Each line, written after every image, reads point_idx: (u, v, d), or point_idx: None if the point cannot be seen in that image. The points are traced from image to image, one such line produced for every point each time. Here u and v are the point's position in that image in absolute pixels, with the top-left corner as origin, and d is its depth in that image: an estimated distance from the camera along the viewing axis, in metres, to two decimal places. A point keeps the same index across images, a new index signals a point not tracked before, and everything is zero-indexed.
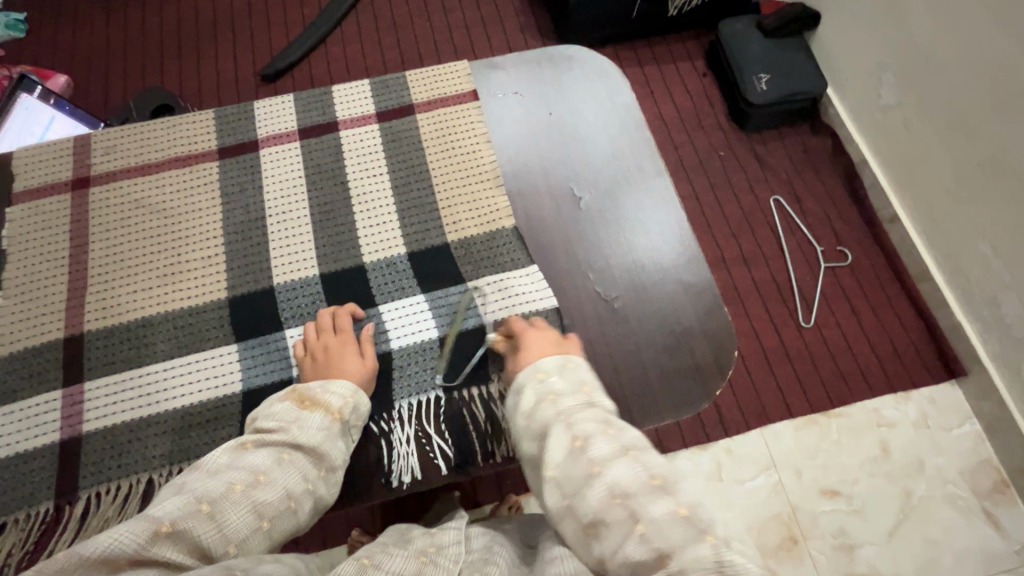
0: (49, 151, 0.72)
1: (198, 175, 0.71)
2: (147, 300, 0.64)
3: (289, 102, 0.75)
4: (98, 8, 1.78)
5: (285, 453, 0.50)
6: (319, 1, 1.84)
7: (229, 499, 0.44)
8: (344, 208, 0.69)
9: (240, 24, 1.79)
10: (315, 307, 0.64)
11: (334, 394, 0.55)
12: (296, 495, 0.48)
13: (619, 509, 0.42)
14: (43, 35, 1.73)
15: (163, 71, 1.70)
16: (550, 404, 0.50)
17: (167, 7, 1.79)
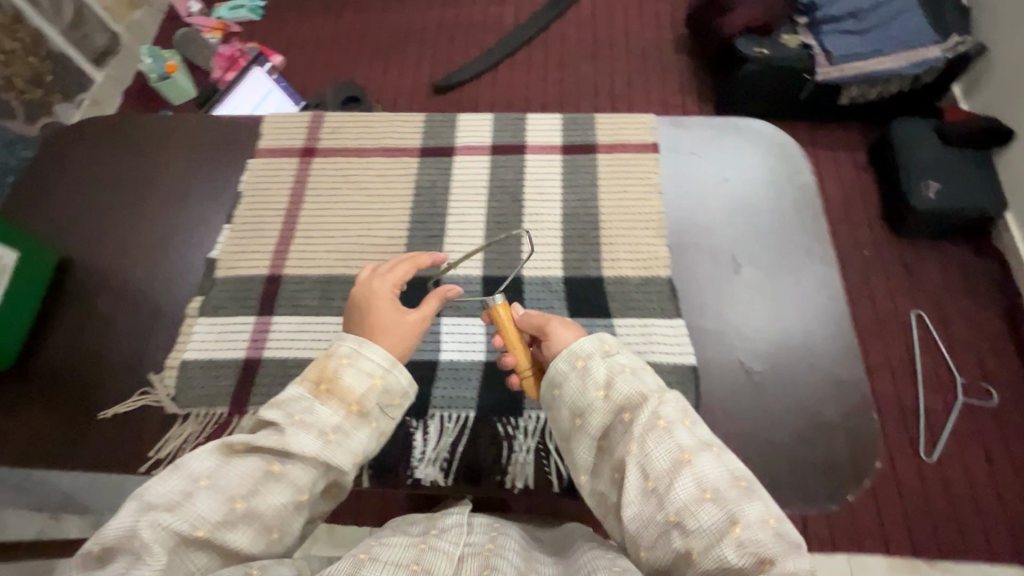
0: (291, 120, 0.87)
1: (400, 166, 0.81)
2: (337, 262, 0.74)
3: (488, 120, 0.84)
4: (318, 6, 2.08)
5: (276, 463, 0.49)
6: (499, 31, 2.01)
7: (212, 532, 0.45)
8: (516, 224, 0.76)
9: (427, 40, 2.00)
10: (471, 303, 0.70)
11: (368, 368, 0.54)
12: (300, 502, 0.50)
13: (712, 506, 0.46)
14: (272, 20, 2.04)
15: (355, 68, 1.95)
16: (632, 377, 0.53)
17: (373, 16, 2.06)
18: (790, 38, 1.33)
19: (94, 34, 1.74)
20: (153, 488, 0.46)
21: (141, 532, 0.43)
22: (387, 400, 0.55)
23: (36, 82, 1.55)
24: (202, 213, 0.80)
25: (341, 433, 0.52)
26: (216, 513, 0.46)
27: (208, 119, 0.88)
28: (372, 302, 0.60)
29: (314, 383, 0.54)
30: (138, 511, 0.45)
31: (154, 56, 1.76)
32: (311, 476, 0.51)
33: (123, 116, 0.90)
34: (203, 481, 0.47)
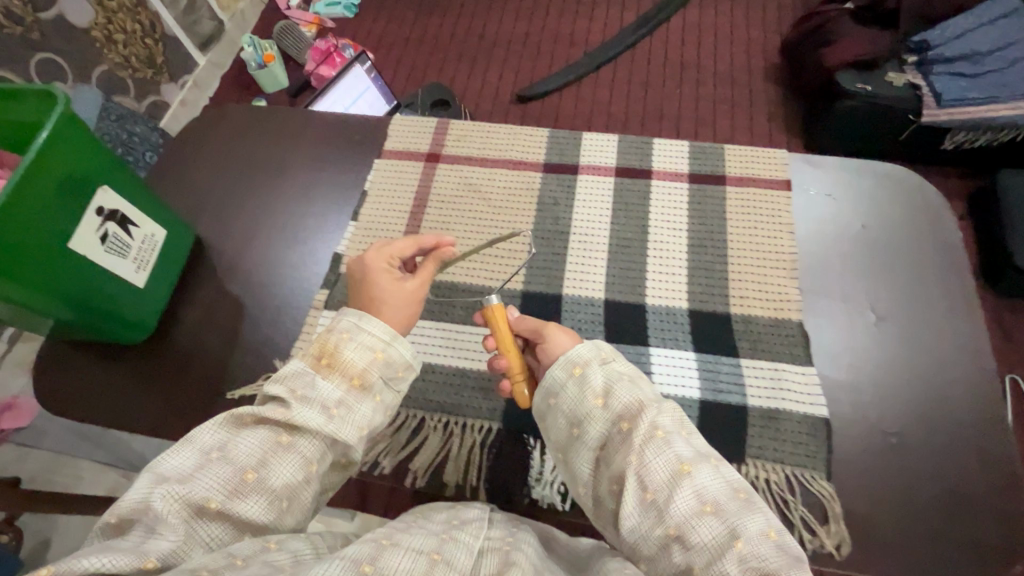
0: (417, 125, 0.88)
1: (523, 179, 0.82)
2: (457, 269, 0.75)
3: (612, 140, 0.84)
4: (408, 8, 2.09)
5: (283, 435, 0.50)
6: (587, 45, 1.93)
7: (223, 503, 0.46)
8: (639, 249, 0.75)
9: (512, 49, 1.98)
10: (592, 326, 0.70)
11: (367, 343, 0.55)
12: (310, 472, 0.50)
13: (712, 520, 0.46)
14: (366, 18, 2.08)
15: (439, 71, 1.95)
16: (629, 385, 0.54)
17: (461, 20, 2.06)
18: (896, 76, 1.28)
19: (202, 21, 1.74)
20: (167, 461, 0.47)
21: (155, 504, 0.44)
22: (389, 372, 0.55)
23: (148, 62, 1.57)
24: (321, 209, 0.83)
25: (346, 407, 0.52)
26: (226, 485, 0.47)
27: (337, 118, 0.91)
28: (373, 271, 0.61)
29: (316, 357, 0.54)
30: (152, 482, 0.46)
31: (253, 44, 1.76)
32: (318, 448, 0.51)
33: (253, 108, 0.94)
34: (214, 453, 0.49)
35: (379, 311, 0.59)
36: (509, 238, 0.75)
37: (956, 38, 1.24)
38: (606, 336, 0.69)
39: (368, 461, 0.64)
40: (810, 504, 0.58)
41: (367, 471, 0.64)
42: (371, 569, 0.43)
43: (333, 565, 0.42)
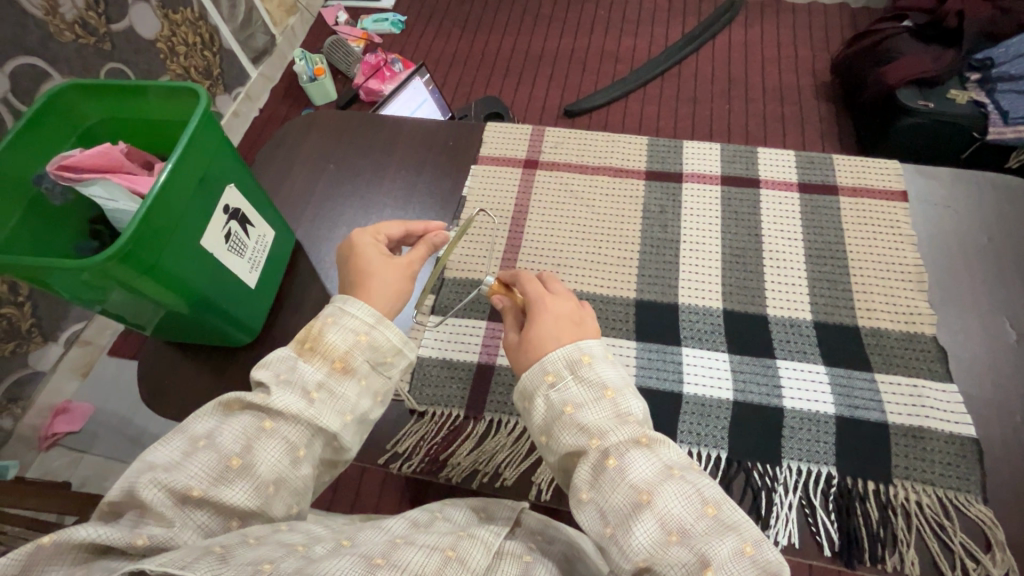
0: (512, 132, 0.88)
1: (627, 186, 0.80)
2: (567, 275, 0.73)
3: (716, 150, 0.83)
4: (455, 23, 1.98)
5: (267, 421, 0.47)
6: (635, 60, 1.80)
7: (209, 491, 0.43)
8: (755, 259, 0.73)
9: (561, 64, 1.83)
10: (713, 335, 0.67)
11: (353, 325, 0.53)
12: (296, 458, 0.47)
13: (680, 550, 0.42)
14: (413, 34, 1.97)
15: (487, 86, 1.82)
16: (573, 420, 0.49)
17: (508, 34, 1.93)
18: (958, 93, 1.16)
19: (257, 35, 1.75)
20: (155, 451, 0.45)
21: (139, 493, 0.41)
22: (375, 356, 0.53)
23: (206, 73, 1.57)
24: (403, 213, 0.82)
25: (327, 390, 0.50)
26: (212, 472, 0.44)
27: (430, 126, 0.90)
28: (344, 252, 0.60)
29: (301, 343, 0.52)
30: (139, 470, 0.43)
31: (303, 57, 1.76)
32: (304, 433, 0.48)
33: (344, 113, 0.94)
34: (202, 440, 0.46)
35: (363, 287, 0.57)
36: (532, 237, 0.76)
37: (1021, 56, 1.13)
38: (729, 347, 0.66)
39: (489, 472, 0.62)
40: (968, 531, 0.55)
41: (488, 483, 0.62)
42: (384, 562, 0.40)
43: (344, 560, 0.39)
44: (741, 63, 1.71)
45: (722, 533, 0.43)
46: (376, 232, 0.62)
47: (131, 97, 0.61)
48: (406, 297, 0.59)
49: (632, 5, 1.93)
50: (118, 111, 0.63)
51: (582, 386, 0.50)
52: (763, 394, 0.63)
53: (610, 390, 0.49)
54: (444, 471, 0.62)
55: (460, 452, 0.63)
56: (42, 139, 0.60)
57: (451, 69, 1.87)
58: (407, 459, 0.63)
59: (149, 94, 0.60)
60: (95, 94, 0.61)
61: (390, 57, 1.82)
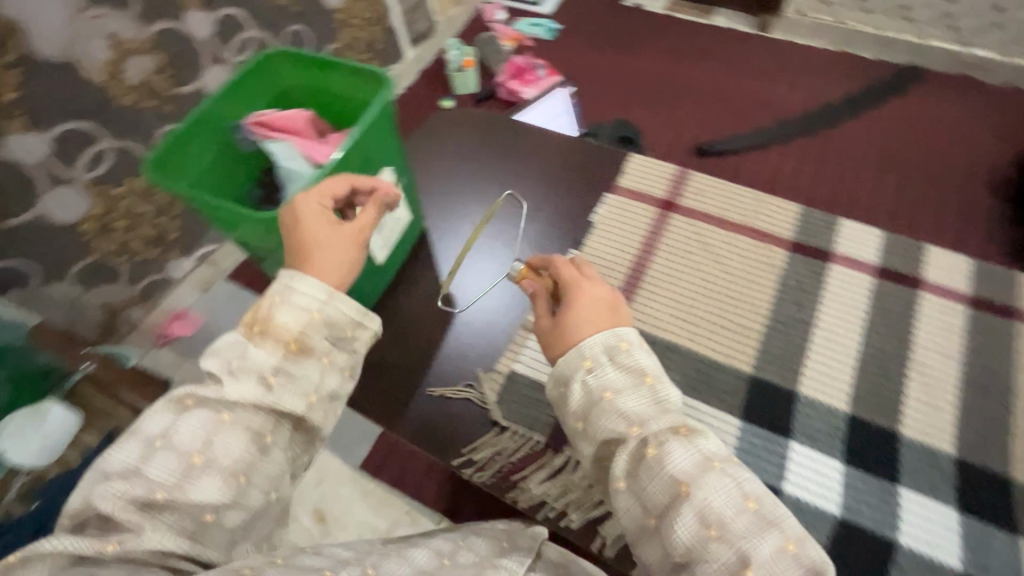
0: (655, 169, 0.85)
1: (766, 252, 0.75)
2: (679, 330, 0.69)
3: (877, 236, 0.76)
4: (607, 37, 1.95)
5: (225, 413, 0.47)
6: (786, 110, 1.65)
7: (176, 490, 0.44)
8: (897, 370, 0.65)
9: (702, 100, 1.73)
10: (830, 438, 0.61)
11: (302, 302, 0.51)
12: (260, 445, 0.48)
13: (719, 545, 0.44)
14: (563, 42, 1.98)
15: (621, 107, 1.77)
16: (612, 407, 0.51)
17: (658, 57, 1.86)
18: None
19: (421, 19, 1.85)
20: (113, 456, 0.46)
21: (100, 504, 0.42)
22: (334, 332, 0.52)
23: (368, 47, 1.68)
24: (523, 225, 0.82)
25: (285, 373, 0.49)
26: (174, 471, 0.45)
27: (572, 145, 0.90)
28: (285, 219, 0.55)
29: (248, 327, 0.51)
30: (97, 479, 0.45)
31: (458, 49, 1.85)
32: (266, 421, 0.48)
33: (493, 114, 0.97)
34: (158, 440, 0.46)
35: (310, 262, 0.53)
36: (652, 282, 0.74)
37: None
38: (846, 457, 0.60)
39: (557, 508, 0.61)
40: None
41: (554, 518, 0.61)
42: None
43: None
44: (908, 137, 1.51)
45: (763, 528, 0.45)
46: (318, 194, 0.55)
47: (323, 70, 0.66)
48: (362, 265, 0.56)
49: (797, 51, 1.77)
50: (309, 81, 0.69)
51: (619, 370, 0.52)
52: (876, 521, 0.56)
53: (650, 376, 0.52)
54: (512, 493, 0.62)
55: (532, 478, 0.62)
56: (243, 95, 0.67)
57: (591, 83, 1.85)
58: (480, 469, 0.63)
59: (339, 70, 0.65)
60: (295, 62, 0.68)
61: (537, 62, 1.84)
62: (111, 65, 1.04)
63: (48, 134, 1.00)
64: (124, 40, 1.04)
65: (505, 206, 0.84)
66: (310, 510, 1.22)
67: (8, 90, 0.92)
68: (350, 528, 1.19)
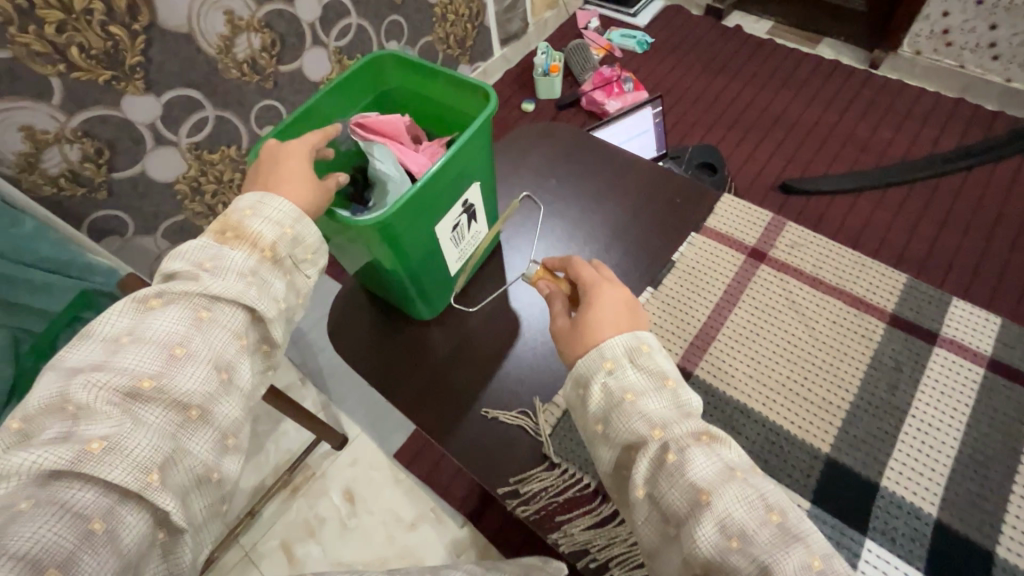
0: (749, 213, 0.81)
1: (863, 322, 0.69)
2: (754, 392, 0.65)
3: (993, 324, 0.68)
4: (701, 57, 1.88)
5: (202, 310, 0.48)
6: (892, 156, 1.52)
7: (159, 381, 0.44)
8: (1002, 482, 0.58)
9: (797, 134, 1.63)
10: (911, 543, 0.55)
11: (275, 215, 0.52)
12: (240, 343, 0.49)
13: (739, 557, 0.41)
14: (654, 57, 1.92)
15: (707, 131, 1.69)
16: (633, 408, 0.49)
17: (754, 84, 1.77)
18: None
19: (515, 20, 1.84)
20: (73, 356, 0.44)
21: (75, 395, 0.41)
22: (299, 250, 0.53)
23: (460, 42, 1.70)
24: (597, 253, 0.80)
25: (259, 277, 0.50)
26: (155, 361, 0.45)
27: (660, 176, 0.86)
28: (268, 157, 0.55)
29: (219, 233, 0.51)
30: (60, 381, 0.43)
31: (547, 53, 1.84)
32: (241, 320, 0.49)
33: (582, 133, 0.95)
34: (126, 337, 0.45)
35: (275, 184, 0.54)
36: (729, 335, 0.69)
37: None
38: (927, 568, 0.54)
39: (598, 559, 0.58)
40: None
41: (593, 570, 0.58)
42: None
43: None
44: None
45: (787, 542, 0.42)
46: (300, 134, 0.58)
47: (428, 77, 0.66)
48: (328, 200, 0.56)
49: (908, 94, 1.64)
50: (413, 86, 0.69)
51: (641, 373, 0.51)
52: None
53: (671, 379, 0.50)
54: (554, 534, 0.60)
55: (577, 523, 0.60)
56: (349, 93, 0.68)
57: (678, 103, 1.78)
58: (525, 502, 0.62)
59: (444, 80, 0.65)
60: (404, 66, 0.68)
61: (625, 75, 1.79)
62: (224, 39, 1.10)
63: (161, 99, 1.06)
64: (238, 17, 1.09)
65: (523, 207, 0.86)
66: (341, 488, 1.25)
67: (134, 56, 0.99)
68: (377, 513, 1.22)
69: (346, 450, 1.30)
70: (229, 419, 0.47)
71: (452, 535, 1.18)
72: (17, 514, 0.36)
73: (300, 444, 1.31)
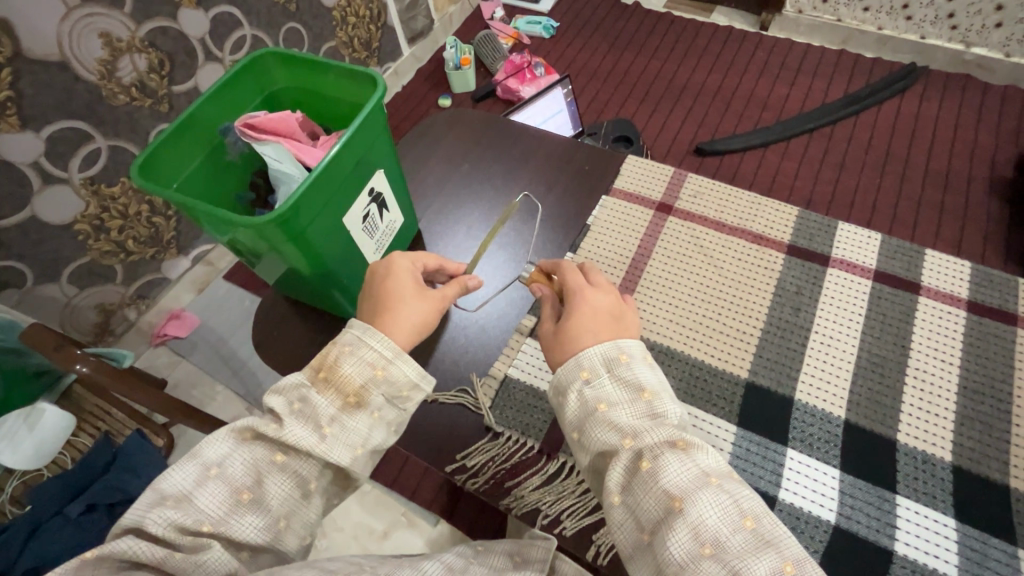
0: (653, 171, 0.85)
1: (764, 255, 0.75)
2: (675, 335, 0.69)
3: (876, 240, 0.75)
4: (606, 37, 1.93)
5: (278, 453, 0.47)
6: (788, 109, 1.63)
7: (220, 526, 0.44)
8: (897, 376, 0.64)
9: (703, 99, 1.72)
10: (825, 444, 0.60)
11: (369, 358, 0.50)
12: (307, 491, 0.48)
13: (711, 564, 0.41)
14: (562, 41, 1.96)
15: (620, 107, 1.75)
16: (606, 418, 0.50)
17: (657, 56, 1.84)
18: None
19: (419, 17, 1.83)
20: (168, 478, 0.44)
21: (151, 528, 0.41)
22: (391, 390, 0.51)
23: (365, 45, 1.67)
24: (521, 229, 0.81)
25: (339, 424, 0.49)
26: (223, 505, 0.44)
27: (568, 148, 0.89)
28: (378, 272, 0.57)
29: (315, 370, 0.50)
30: (149, 500, 0.43)
31: (455, 46, 1.83)
32: (316, 469, 0.48)
33: (490, 116, 0.96)
34: (213, 469, 0.45)
35: (383, 315, 0.54)
36: (648, 286, 0.73)
37: None
38: (842, 464, 0.59)
39: (549, 515, 0.60)
40: None
41: (547, 526, 0.60)
42: None
43: None
44: (906, 135, 1.47)
45: (760, 548, 0.42)
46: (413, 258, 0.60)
47: (312, 70, 0.66)
48: (427, 327, 0.56)
49: (796, 51, 1.75)
50: (299, 82, 0.68)
51: (618, 385, 0.52)
52: (872, 530, 0.56)
53: (646, 392, 0.51)
54: (506, 500, 0.61)
55: (526, 485, 0.62)
56: (233, 98, 0.66)
57: (590, 82, 1.83)
58: (474, 476, 0.63)
59: (330, 72, 0.65)
60: (285, 63, 0.67)
61: (535, 60, 1.81)
62: (104, 64, 1.03)
63: (41, 134, 0.99)
64: (117, 39, 1.03)
65: (521, 208, 0.83)
66: None
67: (0, 90, 0.91)
68: (347, 528, 1.20)
69: None
70: (283, 554, 0.48)
71: (427, 536, 1.18)
72: None
73: None
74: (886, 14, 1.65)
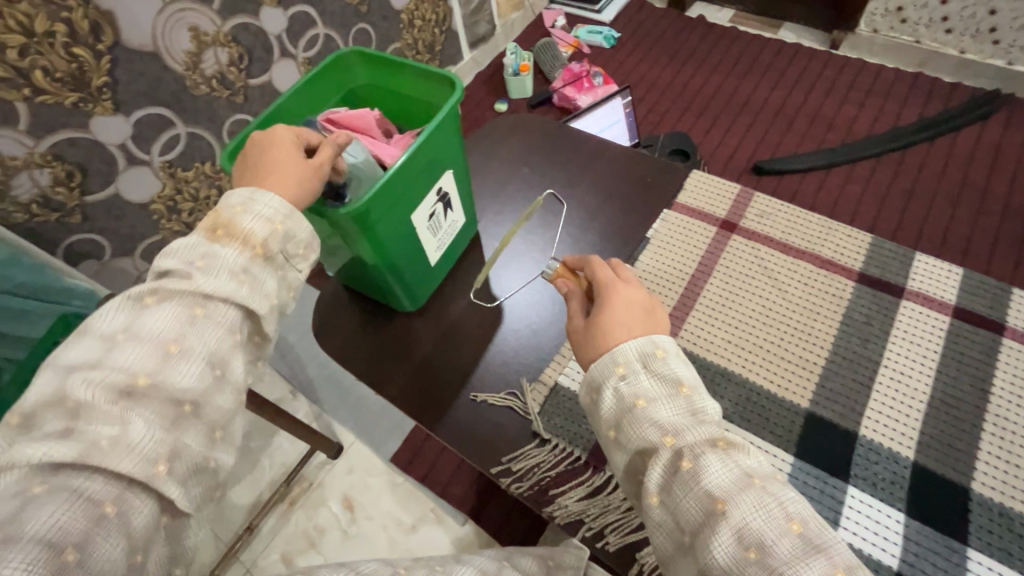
0: (718, 187, 0.83)
1: (833, 282, 0.72)
2: (733, 357, 0.67)
3: (956, 274, 0.71)
4: (666, 49, 1.91)
5: (196, 308, 0.47)
6: (857, 131, 1.56)
7: (154, 377, 0.44)
8: (973, 420, 0.60)
9: (764, 116, 1.67)
10: (891, 486, 0.57)
11: (265, 212, 0.51)
12: (235, 339, 0.48)
13: (757, 569, 0.40)
14: (621, 51, 1.95)
15: (677, 120, 1.72)
16: (645, 415, 0.48)
17: (720, 70, 1.81)
18: None
19: (481, 23, 1.86)
20: (70, 352, 0.44)
21: (75, 394, 0.41)
22: (290, 244, 0.52)
23: (428, 47, 1.71)
24: (578, 238, 0.81)
25: (249, 274, 0.49)
26: (152, 359, 0.44)
27: (630, 158, 0.88)
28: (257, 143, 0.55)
29: (211, 231, 0.50)
30: (62, 375, 0.42)
31: (515, 53, 1.85)
32: (237, 316, 0.49)
33: (552, 122, 0.96)
34: (123, 334, 0.45)
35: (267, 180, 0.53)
36: (707, 304, 0.71)
37: None
38: (909, 508, 0.56)
39: (593, 528, 0.59)
40: None
41: (590, 539, 0.59)
42: None
43: None
44: (987, 165, 1.38)
45: (809, 553, 0.40)
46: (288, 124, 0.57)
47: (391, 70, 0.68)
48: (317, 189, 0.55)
49: (868, 71, 1.68)
50: (380, 82, 0.71)
51: (654, 380, 0.50)
52: None
53: (685, 386, 0.49)
54: (548, 508, 0.61)
55: (571, 495, 0.61)
56: (316, 94, 0.69)
57: (648, 94, 1.81)
58: (518, 480, 0.63)
59: (407, 71, 0.67)
60: (368, 62, 0.70)
61: (594, 70, 1.81)
62: (190, 56, 1.09)
63: (130, 118, 1.06)
64: (203, 32, 1.09)
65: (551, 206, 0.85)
66: (339, 497, 1.25)
67: (100, 76, 0.98)
68: (377, 517, 1.22)
69: (343, 458, 1.29)
70: (223, 410, 0.47)
71: (453, 534, 1.18)
72: (31, 498, 0.37)
73: (296, 455, 1.31)
74: (970, 37, 1.57)
